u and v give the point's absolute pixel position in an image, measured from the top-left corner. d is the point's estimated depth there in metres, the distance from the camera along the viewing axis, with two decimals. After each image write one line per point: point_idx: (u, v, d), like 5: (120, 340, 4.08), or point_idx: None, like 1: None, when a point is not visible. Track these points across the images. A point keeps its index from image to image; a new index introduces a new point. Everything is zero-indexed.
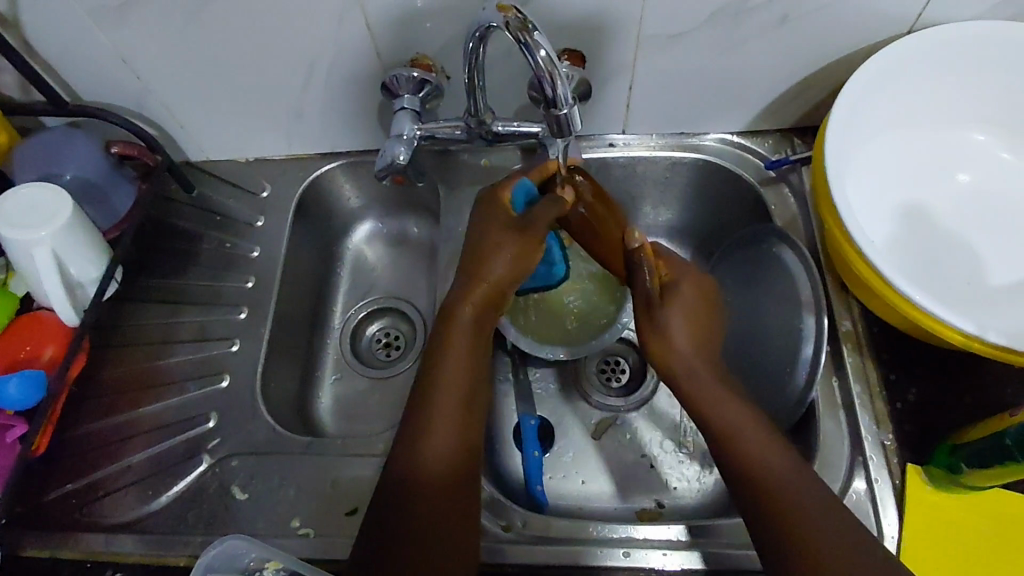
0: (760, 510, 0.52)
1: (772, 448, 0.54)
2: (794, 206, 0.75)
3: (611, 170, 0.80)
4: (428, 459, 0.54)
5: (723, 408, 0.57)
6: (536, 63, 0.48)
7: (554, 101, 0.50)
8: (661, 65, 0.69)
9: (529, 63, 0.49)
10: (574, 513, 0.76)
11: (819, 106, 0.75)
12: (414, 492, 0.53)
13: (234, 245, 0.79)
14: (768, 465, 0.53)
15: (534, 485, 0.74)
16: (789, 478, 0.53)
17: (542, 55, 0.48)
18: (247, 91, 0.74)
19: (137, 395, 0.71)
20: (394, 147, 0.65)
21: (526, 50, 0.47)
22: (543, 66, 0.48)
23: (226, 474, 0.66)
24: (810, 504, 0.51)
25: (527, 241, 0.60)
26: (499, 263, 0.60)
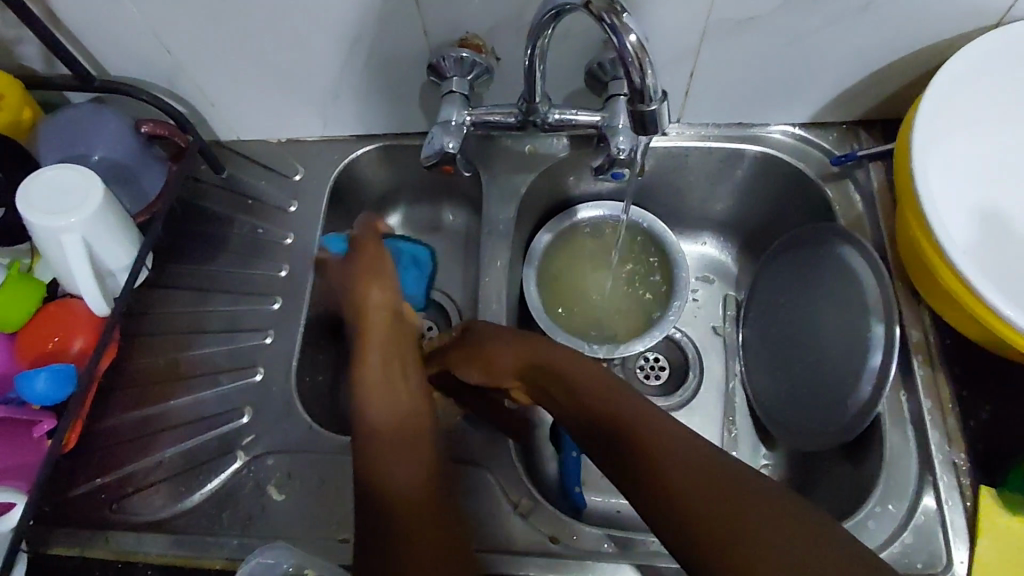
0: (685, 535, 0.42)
1: (680, 442, 0.46)
2: (859, 205, 0.71)
3: (664, 161, 0.76)
4: (406, 488, 0.49)
5: (629, 428, 0.49)
6: (624, 48, 0.44)
7: (641, 91, 0.46)
8: (727, 51, 0.64)
9: (614, 48, 0.45)
10: (614, 516, 0.74)
11: (892, 98, 0.70)
12: (384, 529, 0.46)
13: (266, 231, 0.76)
14: (687, 490, 0.44)
15: (573, 489, 0.72)
16: (700, 491, 0.43)
17: (632, 39, 0.44)
18: (283, 69, 0.69)
19: (168, 387, 0.68)
20: (441, 135, 0.61)
21: (614, 33, 0.43)
22: (631, 51, 0.44)
23: (260, 473, 0.63)
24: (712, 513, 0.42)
25: (371, 274, 0.61)
26: (375, 303, 0.61)
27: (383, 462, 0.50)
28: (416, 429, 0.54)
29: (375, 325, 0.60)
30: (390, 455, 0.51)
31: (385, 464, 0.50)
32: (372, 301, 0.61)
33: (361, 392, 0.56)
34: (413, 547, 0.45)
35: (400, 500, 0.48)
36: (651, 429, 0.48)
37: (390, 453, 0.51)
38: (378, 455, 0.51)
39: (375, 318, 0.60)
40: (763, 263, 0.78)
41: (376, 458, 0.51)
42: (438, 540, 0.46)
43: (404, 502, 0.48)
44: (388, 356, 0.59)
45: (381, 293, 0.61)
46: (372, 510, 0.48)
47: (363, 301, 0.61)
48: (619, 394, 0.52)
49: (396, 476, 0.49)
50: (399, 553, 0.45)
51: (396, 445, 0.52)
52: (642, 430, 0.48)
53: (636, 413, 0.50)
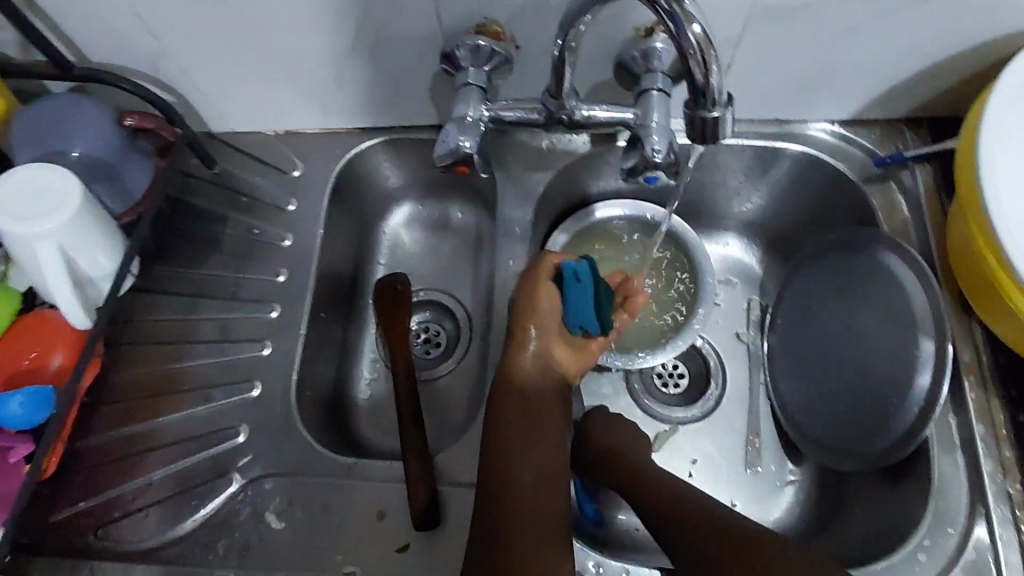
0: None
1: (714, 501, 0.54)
2: (903, 209, 0.66)
3: (692, 159, 0.71)
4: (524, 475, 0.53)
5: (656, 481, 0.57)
6: (687, 40, 0.39)
7: (703, 88, 0.42)
8: (771, 42, 0.59)
9: (674, 40, 0.40)
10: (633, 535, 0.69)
11: (942, 94, 0.65)
12: (490, 522, 0.50)
13: (263, 231, 0.70)
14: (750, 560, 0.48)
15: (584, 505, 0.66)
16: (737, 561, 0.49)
17: (695, 30, 0.40)
18: (282, 55, 0.63)
19: (157, 402, 0.63)
20: (456, 133, 0.55)
21: (678, 23, 0.39)
22: (696, 44, 0.40)
23: (259, 497, 0.59)
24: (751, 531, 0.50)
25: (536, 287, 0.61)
26: (545, 313, 0.61)
27: (513, 455, 0.54)
28: (557, 401, 0.59)
29: (521, 342, 0.61)
30: (523, 457, 0.54)
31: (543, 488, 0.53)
32: (545, 299, 0.61)
33: (511, 364, 0.60)
34: (534, 547, 0.49)
35: (499, 504, 0.51)
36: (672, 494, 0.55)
37: (529, 453, 0.55)
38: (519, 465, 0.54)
39: (536, 324, 0.61)
40: (791, 268, 0.73)
41: (507, 457, 0.54)
42: (549, 530, 0.50)
43: (510, 505, 0.51)
44: (528, 364, 0.60)
45: (536, 289, 0.61)
46: (488, 497, 0.52)
47: (535, 310, 0.61)
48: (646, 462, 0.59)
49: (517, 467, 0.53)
50: (518, 541, 0.49)
51: (523, 430, 0.56)
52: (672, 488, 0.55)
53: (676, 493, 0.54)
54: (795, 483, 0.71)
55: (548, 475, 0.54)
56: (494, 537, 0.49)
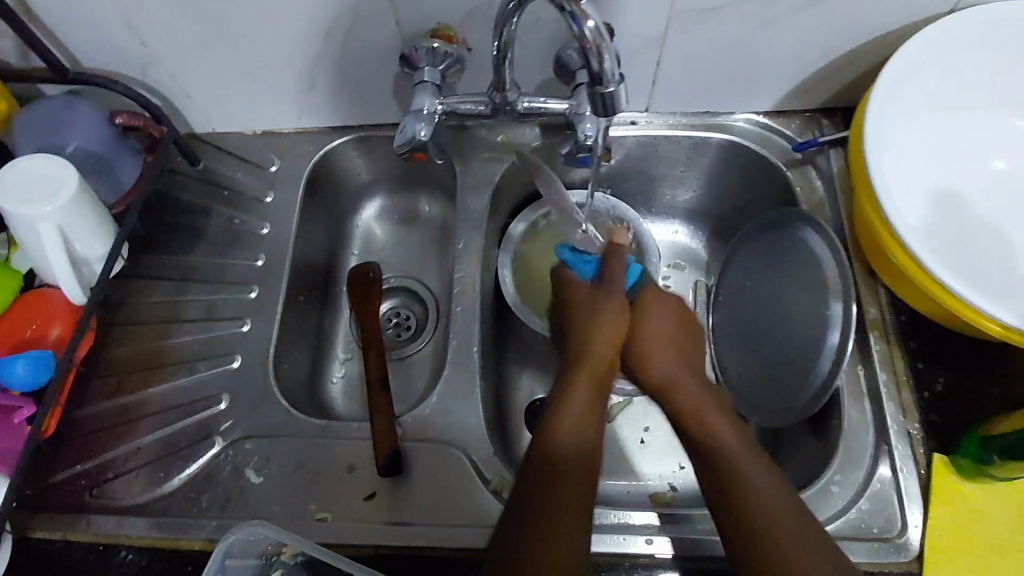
0: (726, 509, 0.51)
1: (736, 439, 0.54)
2: (820, 189, 0.73)
3: (634, 149, 0.78)
4: (567, 448, 0.52)
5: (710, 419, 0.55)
6: (583, 34, 0.46)
7: (601, 75, 0.49)
8: (690, 41, 0.66)
9: (574, 34, 0.47)
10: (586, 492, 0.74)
11: (850, 86, 0.73)
12: (539, 500, 0.49)
13: (242, 221, 0.77)
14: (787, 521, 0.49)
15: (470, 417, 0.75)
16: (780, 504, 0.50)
17: (590, 26, 0.46)
18: (257, 60, 0.70)
19: (145, 375, 0.69)
20: (414, 123, 0.63)
21: (574, 20, 0.46)
22: (590, 38, 0.47)
23: (239, 457, 0.65)
24: (777, 509, 0.50)
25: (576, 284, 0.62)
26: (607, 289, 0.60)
27: (559, 442, 0.52)
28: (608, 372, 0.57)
29: (595, 321, 0.58)
30: (580, 440, 0.52)
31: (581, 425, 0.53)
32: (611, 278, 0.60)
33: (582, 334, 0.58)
34: (560, 542, 0.48)
35: (557, 470, 0.51)
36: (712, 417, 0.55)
37: (577, 433, 0.53)
38: (569, 430, 0.53)
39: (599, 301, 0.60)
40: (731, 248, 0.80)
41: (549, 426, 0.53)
42: (579, 514, 0.49)
43: (561, 469, 0.51)
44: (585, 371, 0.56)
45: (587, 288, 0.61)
46: (537, 474, 0.51)
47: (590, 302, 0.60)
48: (685, 376, 0.58)
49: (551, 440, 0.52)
50: (539, 521, 0.48)
51: (588, 407, 0.54)
52: (703, 419, 0.55)
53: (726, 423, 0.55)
54: None
55: (584, 463, 0.52)
56: (540, 517, 0.48)
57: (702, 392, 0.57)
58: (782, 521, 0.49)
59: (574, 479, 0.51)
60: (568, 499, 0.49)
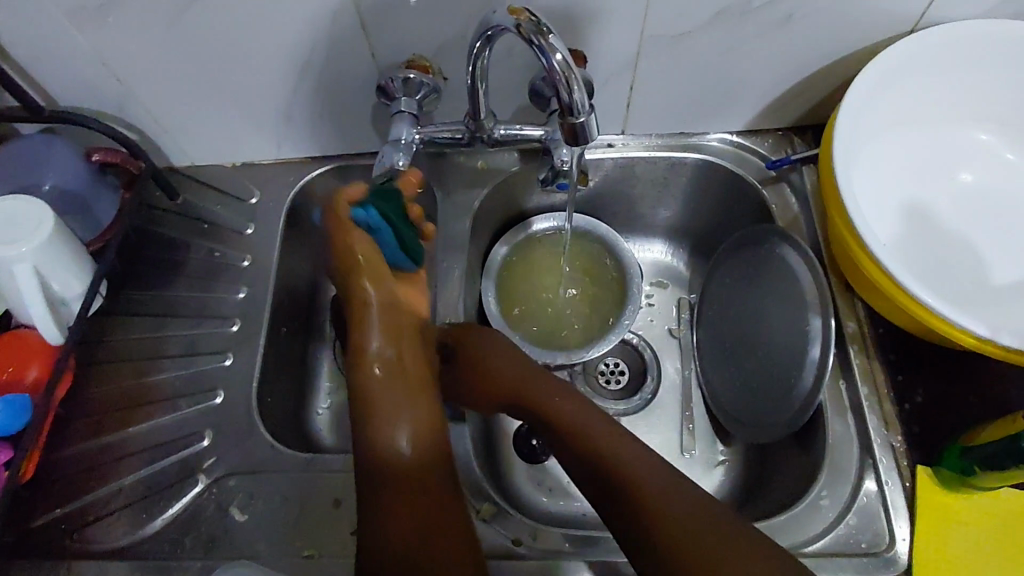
0: (625, 511, 0.51)
1: (653, 471, 0.51)
2: (795, 206, 0.75)
3: (611, 171, 0.79)
4: (405, 453, 0.52)
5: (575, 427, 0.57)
6: (551, 66, 0.47)
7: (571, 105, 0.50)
8: (662, 65, 0.68)
9: (543, 67, 0.48)
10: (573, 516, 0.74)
11: (819, 105, 0.74)
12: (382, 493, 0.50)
13: (223, 254, 0.77)
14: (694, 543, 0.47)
15: None
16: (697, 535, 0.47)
17: (558, 59, 0.47)
18: (234, 93, 0.71)
19: (127, 414, 0.68)
20: (392, 153, 0.63)
21: (541, 52, 0.47)
22: (558, 70, 0.47)
23: (223, 494, 0.64)
24: (694, 528, 0.48)
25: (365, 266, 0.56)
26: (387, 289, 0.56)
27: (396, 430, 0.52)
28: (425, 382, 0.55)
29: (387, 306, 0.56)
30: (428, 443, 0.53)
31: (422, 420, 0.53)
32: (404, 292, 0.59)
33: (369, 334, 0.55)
34: (407, 521, 0.49)
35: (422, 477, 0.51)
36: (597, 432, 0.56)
37: (422, 420, 0.53)
38: (383, 400, 0.52)
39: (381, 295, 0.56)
40: (713, 264, 0.80)
41: (392, 425, 0.52)
42: (432, 485, 0.52)
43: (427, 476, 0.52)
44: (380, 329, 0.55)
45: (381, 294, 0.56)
46: (389, 484, 0.50)
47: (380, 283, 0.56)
48: (576, 406, 0.58)
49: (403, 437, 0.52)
50: (382, 505, 0.49)
51: (402, 393, 0.53)
52: (592, 442, 0.55)
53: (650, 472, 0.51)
54: (724, 462, 0.76)
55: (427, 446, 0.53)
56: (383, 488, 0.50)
57: (660, 468, 0.52)
58: (706, 536, 0.47)
59: (409, 479, 0.51)
60: (435, 518, 0.50)
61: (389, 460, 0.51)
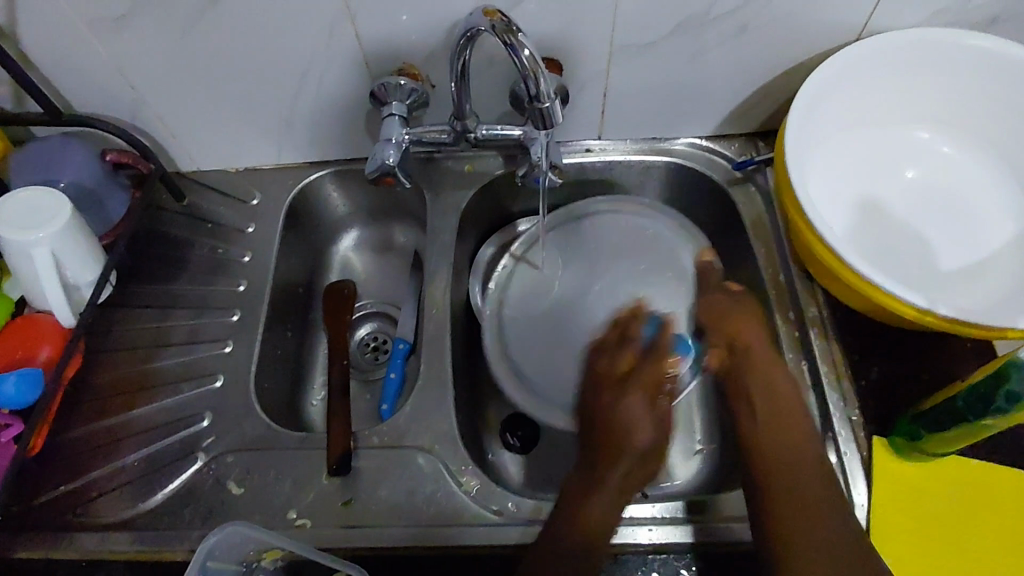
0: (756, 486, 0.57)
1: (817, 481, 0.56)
2: (760, 203, 0.80)
3: (590, 174, 0.85)
4: (593, 512, 0.57)
5: (762, 399, 0.60)
6: (521, 61, 0.54)
7: (538, 96, 0.56)
8: (633, 72, 0.74)
9: (513, 62, 0.54)
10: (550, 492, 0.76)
11: (779, 111, 0.80)
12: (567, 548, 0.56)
13: (225, 250, 0.82)
14: (797, 526, 0.54)
15: (379, 404, 0.78)
16: (818, 480, 0.56)
17: (527, 55, 0.54)
18: (238, 100, 0.76)
19: (131, 397, 0.72)
20: (383, 151, 0.69)
21: (512, 49, 0.53)
22: (527, 64, 0.54)
23: (221, 470, 0.67)
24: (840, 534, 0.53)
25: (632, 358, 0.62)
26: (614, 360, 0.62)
27: (595, 501, 0.57)
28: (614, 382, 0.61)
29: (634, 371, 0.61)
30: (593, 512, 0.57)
31: (591, 519, 0.56)
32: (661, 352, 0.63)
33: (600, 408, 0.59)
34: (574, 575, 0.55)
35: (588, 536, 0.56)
36: (784, 411, 0.60)
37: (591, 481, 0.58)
38: (582, 484, 0.58)
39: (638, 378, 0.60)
40: None
41: (596, 494, 0.57)
42: (595, 542, 0.56)
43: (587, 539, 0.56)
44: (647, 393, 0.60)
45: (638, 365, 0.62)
46: (558, 548, 0.56)
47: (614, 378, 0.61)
48: (746, 325, 0.63)
49: (590, 506, 0.57)
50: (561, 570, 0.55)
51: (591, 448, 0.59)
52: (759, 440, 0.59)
53: (791, 409, 0.60)
54: (702, 451, 0.79)
55: (606, 513, 0.57)
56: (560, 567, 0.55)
57: (785, 429, 0.59)
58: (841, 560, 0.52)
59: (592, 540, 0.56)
60: (594, 539, 0.56)
61: (588, 517, 0.57)
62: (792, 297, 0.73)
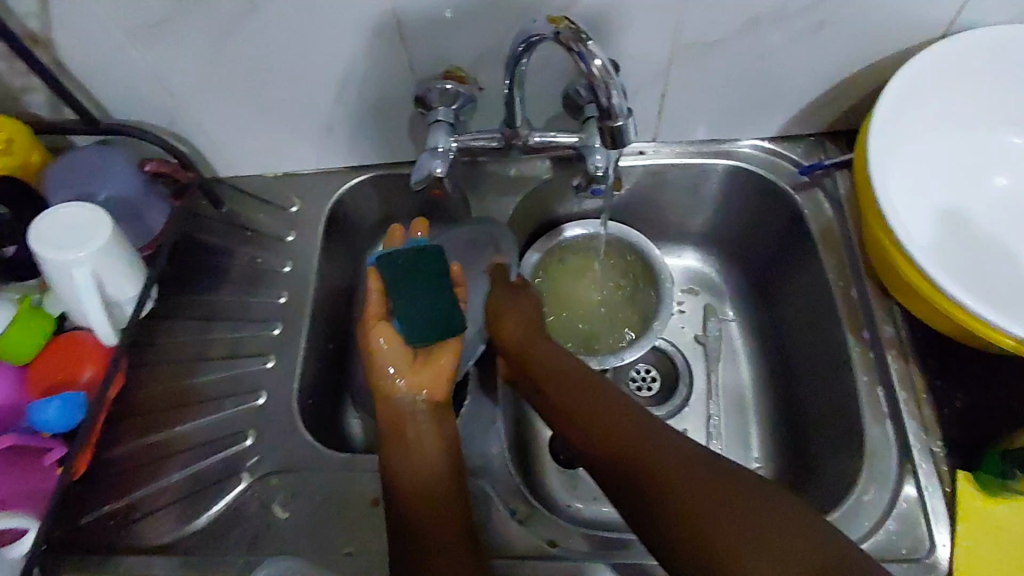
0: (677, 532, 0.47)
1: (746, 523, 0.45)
2: (828, 212, 0.75)
3: (643, 177, 0.81)
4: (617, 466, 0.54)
5: (638, 426, 0.55)
6: (590, 70, 0.49)
7: (610, 111, 0.52)
8: (695, 72, 0.69)
9: (581, 71, 0.50)
10: (611, 522, 0.75)
11: (852, 111, 0.75)
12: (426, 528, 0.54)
13: (265, 260, 0.79)
14: (682, 491, 0.49)
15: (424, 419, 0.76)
16: (691, 463, 0.51)
17: (598, 63, 0.50)
18: (278, 105, 0.73)
19: (176, 413, 0.70)
20: (429, 161, 0.66)
21: (582, 58, 0.49)
22: (598, 74, 0.50)
23: (266, 492, 0.65)
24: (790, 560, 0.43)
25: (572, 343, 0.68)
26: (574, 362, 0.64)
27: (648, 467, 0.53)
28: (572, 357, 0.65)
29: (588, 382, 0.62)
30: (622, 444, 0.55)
31: (426, 460, 0.59)
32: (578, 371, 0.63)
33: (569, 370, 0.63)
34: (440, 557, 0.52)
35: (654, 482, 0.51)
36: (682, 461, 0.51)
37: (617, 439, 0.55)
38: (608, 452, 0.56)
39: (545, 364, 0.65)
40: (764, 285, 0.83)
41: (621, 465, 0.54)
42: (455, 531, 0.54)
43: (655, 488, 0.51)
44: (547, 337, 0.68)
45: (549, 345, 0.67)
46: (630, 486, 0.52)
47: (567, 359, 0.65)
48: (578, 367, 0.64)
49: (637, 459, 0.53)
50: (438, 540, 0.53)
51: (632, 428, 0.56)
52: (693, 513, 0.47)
53: (679, 463, 0.50)
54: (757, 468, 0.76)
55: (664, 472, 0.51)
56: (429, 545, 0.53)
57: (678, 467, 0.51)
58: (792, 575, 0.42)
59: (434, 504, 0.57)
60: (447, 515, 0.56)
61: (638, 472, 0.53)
62: (865, 314, 0.68)
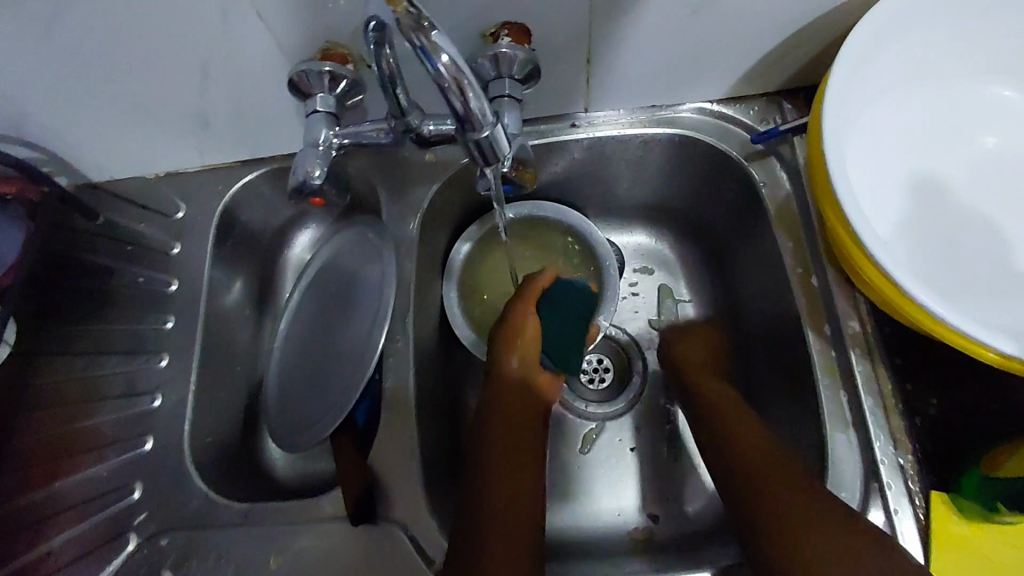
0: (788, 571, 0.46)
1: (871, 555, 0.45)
2: (786, 183, 0.65)
3: (578, 153, 0.70)
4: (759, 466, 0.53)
5: (739, 450, 0.55)
6: (438, 70, 0.38)
7: (469, 119, 0.41)
8: (620, 34, 0.57)
9: (427, 71, 0.39)
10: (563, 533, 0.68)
11: (813, 64, 0.63)
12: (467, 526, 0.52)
13: (148, 279, 0.70)
14: (827, 518, 0.47)
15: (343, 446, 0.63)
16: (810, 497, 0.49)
17: (446, 61, 0.38)
18: (134, 103, 0.62)
19: (58, 465, 0.61)
20: (307, 161, 0.54)
21: (424, 55, 0.37)
22: (448, 74, 0.38)
23: (156, 556, 0.59)
24: None
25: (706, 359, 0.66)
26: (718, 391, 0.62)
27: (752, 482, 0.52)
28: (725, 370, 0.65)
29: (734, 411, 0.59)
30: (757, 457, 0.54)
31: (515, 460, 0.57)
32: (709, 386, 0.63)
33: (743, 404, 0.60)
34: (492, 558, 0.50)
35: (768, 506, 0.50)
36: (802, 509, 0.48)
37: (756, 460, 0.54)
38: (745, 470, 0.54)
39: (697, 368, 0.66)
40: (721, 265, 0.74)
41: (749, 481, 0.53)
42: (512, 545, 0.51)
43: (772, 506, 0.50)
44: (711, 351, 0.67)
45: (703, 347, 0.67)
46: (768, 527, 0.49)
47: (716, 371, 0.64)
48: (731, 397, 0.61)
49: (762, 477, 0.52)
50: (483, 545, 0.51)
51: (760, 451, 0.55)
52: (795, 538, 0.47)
53: (803, 496, 0.49)
54: None
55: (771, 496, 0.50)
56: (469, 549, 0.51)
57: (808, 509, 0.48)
58: None
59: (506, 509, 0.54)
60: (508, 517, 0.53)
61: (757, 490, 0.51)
62: (827, 305, 0.59)
